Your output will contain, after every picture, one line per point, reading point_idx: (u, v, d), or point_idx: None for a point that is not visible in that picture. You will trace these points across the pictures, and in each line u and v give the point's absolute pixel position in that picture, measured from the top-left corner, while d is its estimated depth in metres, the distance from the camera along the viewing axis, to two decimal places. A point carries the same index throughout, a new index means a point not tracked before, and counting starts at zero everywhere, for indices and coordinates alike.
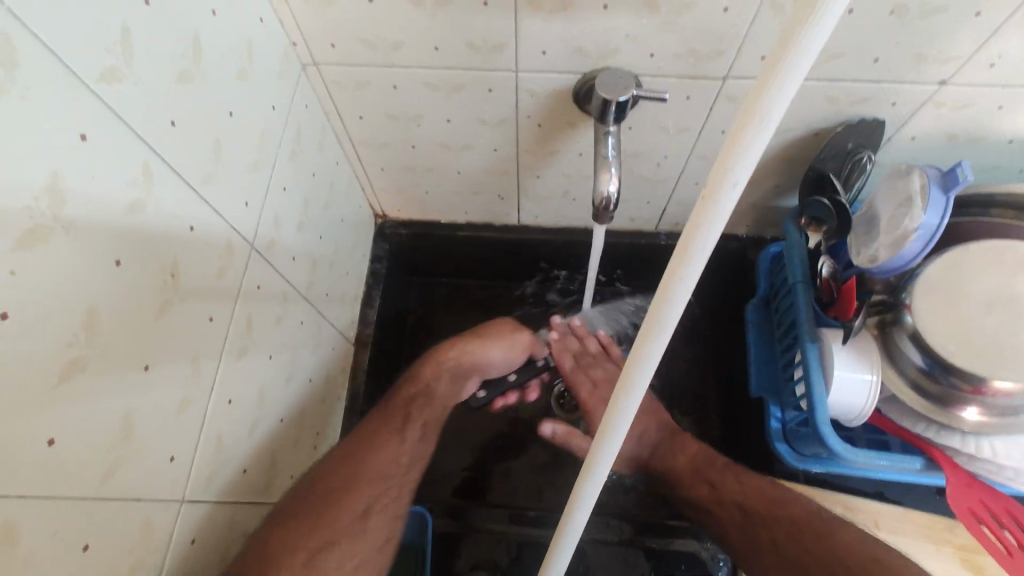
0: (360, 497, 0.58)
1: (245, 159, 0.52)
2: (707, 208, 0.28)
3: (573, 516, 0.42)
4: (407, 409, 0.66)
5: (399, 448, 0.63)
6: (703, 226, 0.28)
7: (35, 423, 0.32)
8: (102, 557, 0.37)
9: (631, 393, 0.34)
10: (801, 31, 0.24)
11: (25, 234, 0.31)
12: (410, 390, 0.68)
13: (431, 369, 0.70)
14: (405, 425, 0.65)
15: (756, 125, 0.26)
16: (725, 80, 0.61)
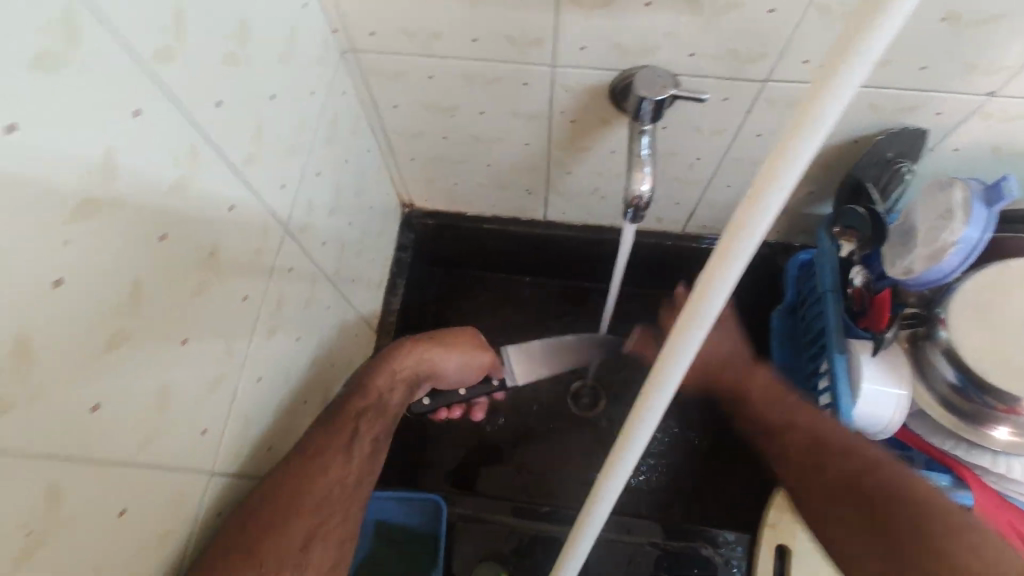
0: (298, 529, 0.52)
1: (283, 142, 0.53)
2: (752, 210, 0.27)
3: (591, 516, 0.42)
4: (355, 424, 0.60)
5: (343, 467, 0.57)
6: (746, 226, 0.28)
7: (83, 389, 0.33)
8: (134, 524, 0.38)
9: (659, 392, 0.33)
10: (861, 37, 0.24)
11: (81, 203, 0.31)
12: (359, 402, 0.62)
13: (383, 379, 0.65)
14: (352, 441, 0.59)
15: (808, 127, 0.26)
16: (766, 83, 0.60)
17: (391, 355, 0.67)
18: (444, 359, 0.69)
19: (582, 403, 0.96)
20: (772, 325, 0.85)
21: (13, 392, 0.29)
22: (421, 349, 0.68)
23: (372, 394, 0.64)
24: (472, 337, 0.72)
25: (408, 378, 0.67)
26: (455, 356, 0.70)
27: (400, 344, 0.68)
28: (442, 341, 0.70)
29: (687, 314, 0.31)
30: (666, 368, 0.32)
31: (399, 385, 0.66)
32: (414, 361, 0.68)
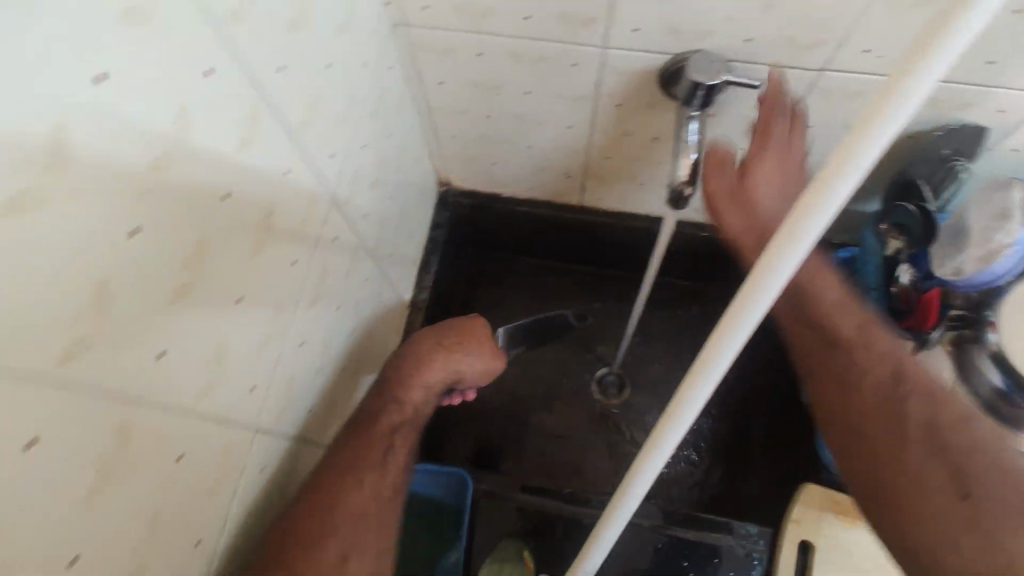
0: (334, 546, 0.54)
1: (335, 112, 0.54)
2: (820, 192, 0.26)
3: (622, 502, 0.41)
4: (389, 439, 0.62)
5: (380, 480, 0.59)
6: (812, 210, 0.26)
7: (151, 337, 0.34)
8: (192, 472, 0.39)
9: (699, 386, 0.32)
10: (945, 26, 0.23)
11: (158, 158, 0.32)
12: (393, 417, 0.63)
13: (417, 392, 0.65)
14: (388, 454, 0.61)
15: (895, 101, 0.24)
16: (821, 72, 0.59)
17: (416, 370, 0.65)
18: (468, 369, 0.67)
19: (608, 391, 0.98)
20: None
21: (94, 334, 0.29)
22: (444, 361, 0.66)
23: (408, 407, 0.64)
24: (489, 339, 0.69)
25: (435, 388, 0.66)
26: (479, 365, 0.68)
27: (424, 358, 0.65)
28: (462, 348, 0.67)
29: (739, 297, 0.29)
30: (711, 361, 0.31)
31: (430, 396, 0.66)
32: (439, 372, 0.66)
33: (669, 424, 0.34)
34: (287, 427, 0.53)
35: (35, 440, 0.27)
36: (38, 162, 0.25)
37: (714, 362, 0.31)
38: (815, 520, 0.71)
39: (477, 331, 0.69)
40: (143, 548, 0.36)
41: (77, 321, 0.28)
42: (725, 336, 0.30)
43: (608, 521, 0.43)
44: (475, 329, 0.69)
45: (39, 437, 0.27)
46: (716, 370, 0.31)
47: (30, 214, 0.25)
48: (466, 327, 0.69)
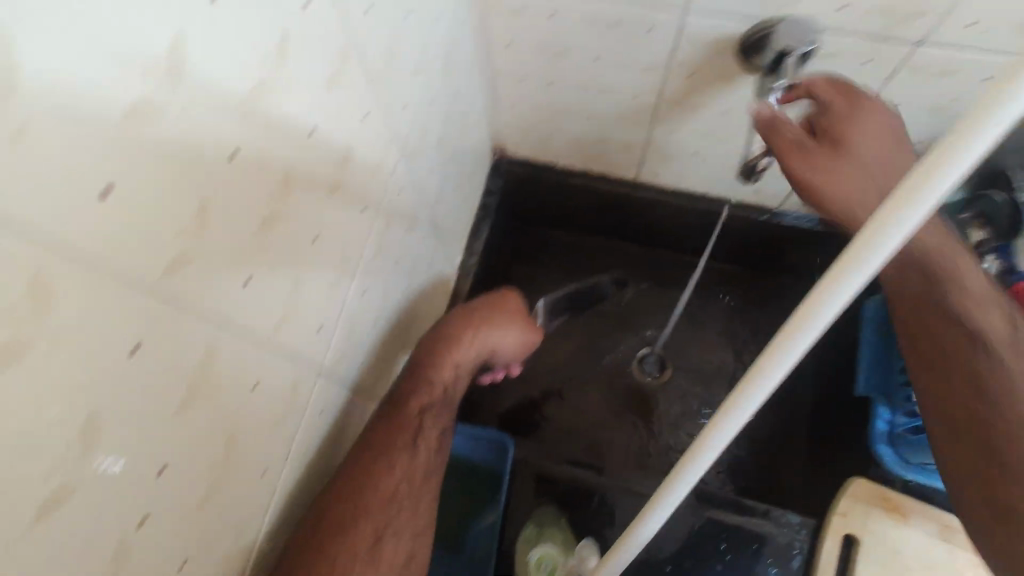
0: (367, 525, 0.52)
1: (412, 64, 0.53)
2: (919, 178, 0.23)
3: (672, 490, 0.37)
4: (419, 420, 0.59)
5: (410, 463, 0.57)
6: (910, 195, 0.23)
7: (240, 264, 0.34)
8: (265, 401, 0.40)
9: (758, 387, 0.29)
10: None
11: (257, 84, 0.32)
12: (422, 398, 0.60)
13: (448, 371, 0.63)
14: (418, 436, 0.58)
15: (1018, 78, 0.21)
16: (917, 46, 0.56)
17: (450, 344, 0.64)
18: (504, 342, 0.68)
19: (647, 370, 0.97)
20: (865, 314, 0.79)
21: (194, 249, 0.30)
22: (480, 334, 0.66)
23: (437, 388, 0.62)
24: (523, 312, 0.70)
25: (469, 363, 0.65)
26: (514, 338, 0.69)
27: (455, 331, 0.65)
28: (497, 321, 0.68)
29: (821, 282, 0.26)
30: (780, 348, 0.27)
31: (461, 371, 0.65)
32: (474, 346, 0.65)
33: (726, 416, 0.31)
34: (345, 374, 0.54)
35: (138, 345, 0.28)
36: (158, 72, 0.26)
37: (783, 349, 0.27)
38: (863, 512, 0.70)
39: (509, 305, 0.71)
40: (218, 472, 0.36)
41: (180, 235, 0.29)
42: (800, 325, 0.26)
43: (655, 505, 0.40)
44: (509, 303, 0.71)
45: (142, 342, 0.28)
46: (785, 361, 0.28)
47: (147, 121, 0.26)
48: (493, 303, 0.70)
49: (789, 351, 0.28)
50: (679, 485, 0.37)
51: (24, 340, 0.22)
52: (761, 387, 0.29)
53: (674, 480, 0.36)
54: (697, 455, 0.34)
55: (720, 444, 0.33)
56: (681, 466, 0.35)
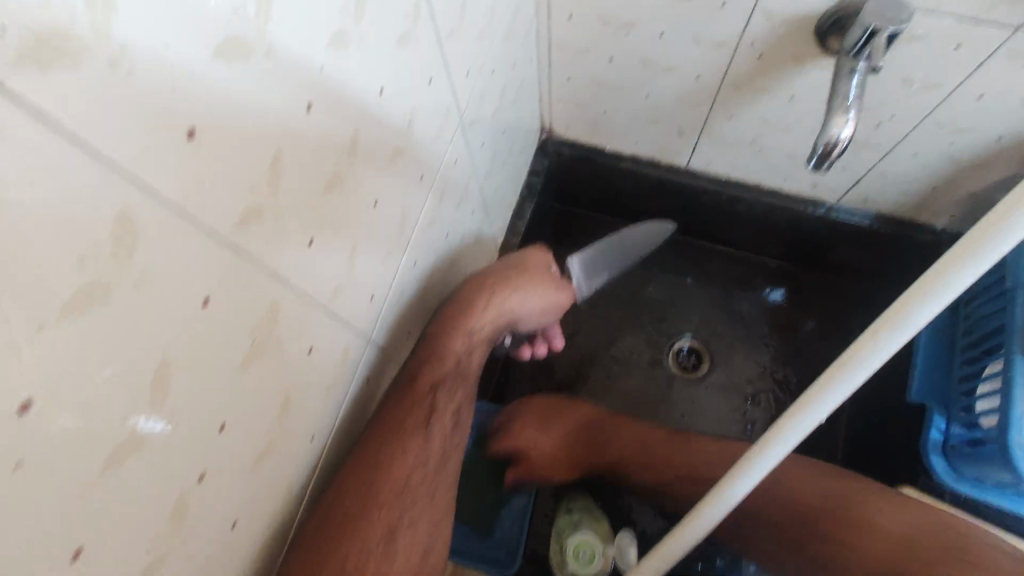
0: (381, 517, 0.47)
1: (477, 28, 0.51)
2: (951, 268, 0.27)
3: (762, 457, 0.36)
4: (431, 398, 0.54)
5: (424, 452, 0.52)
6: (944, 279, 0.27)
7: (305, 221, 0.33)
8: (318, 364, 0.39)
9: (774, 446, 0.35)
10: None
11: (336, 35, 0.31)
12: (437, 372, 0.55)
13: (461, 342, 0.58)
14: (433, 416, 0.53)
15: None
16: (1017, 30, 0.51)
17: (470, 310, 0.59)
18: (530, 305, 0.64)
19: (683, 364, 0.95)
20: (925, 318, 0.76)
21: (266, 204, 0.29)
22: (504, 299, 0.61)
23: (450, 361, 0.56)
24: (548, 274, 0.66)
25: (490, 329, 0.61)
26: (541, 301, 0.65)
27: (473, 299, 0.59)
28: (523, 283, 0.63)
29: (839, 361, 0.31)
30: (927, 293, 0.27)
31: (480, 338, 0.60)
32: (496, 311, 0.61)
33: (849, 366, 0.30)
34: (391, 346, 0.53)
35: (208, 301, 0.27)
36: (245, 11, 0.24)
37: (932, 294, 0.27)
38: None
39: (534, 265, 0.67)
40: (270, 434, 0.36)
41: (255, 187, 0.28)
42: (967, 261, 0.26)
43: (737, 477, 0.37)
44: (534, 264, 0.67)
45: (212, 297, 0.27)
46: (933, 307, 0.28)
47: (233, 61, 0.24)
48: (516, 267, 0.65)
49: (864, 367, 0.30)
50: (775, 450, 0.35)
51: (107, 283, 0.21)
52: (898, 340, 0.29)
53: (771, 443, 0.35)
54: (797, 416, 0.33)
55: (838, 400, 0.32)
56: (781, 427, 0.34)
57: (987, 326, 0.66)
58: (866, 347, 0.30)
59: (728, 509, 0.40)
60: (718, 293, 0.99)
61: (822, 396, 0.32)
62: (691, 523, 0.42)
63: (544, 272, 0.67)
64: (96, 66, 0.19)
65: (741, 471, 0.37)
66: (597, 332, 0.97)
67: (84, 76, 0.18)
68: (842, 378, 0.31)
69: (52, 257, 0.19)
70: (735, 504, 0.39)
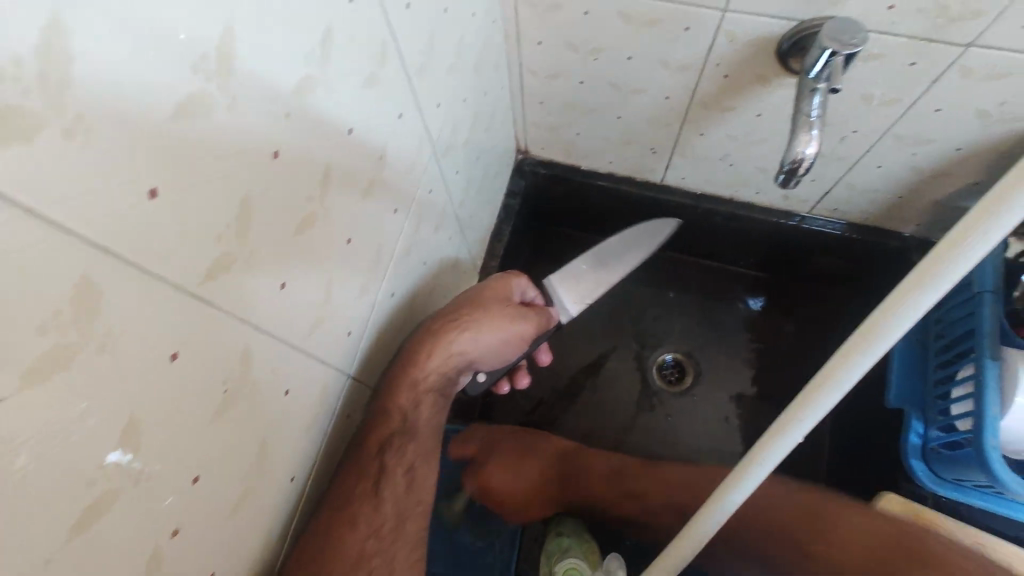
0: None
1: (446, 61, 0.51)
2: (918, 287, 0.26)
3: (744, 480, 0.36)
4: (381, 458, 0.52)
5: (374, 518, 0.51)
6: (913, 297, 0.26)
7: (277, 263, 0.33)
8: (293, 406, 0.39)
9: (764, 460, 0.34)
10: None
11: (302, 81, 0.31)
12: (384, 432, 0.52)
13: (406, 395, 0.54)
14: (381, 480, 0.52)
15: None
16: (969, 47, 0.53)
17: (416, 357, 0.55)
18: (482, 343, 0.60)
19: (667, 377, 0.96)
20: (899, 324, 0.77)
21: (236, 253, 0.29)
22: (453, 341, 0.57)
23: (395, 417, 0.53)
24: (501, 306, 0.62)
25: (441, 375, 0.57)
26: (497, 337, 0.61)
27: (417, 348, 0.55)
28: (477, 321, 0.60)
29: (814, 381, 0.31)
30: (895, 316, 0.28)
31: (427, 387, 0.56)
32: (446, 355, 0.57)
33: (818, 395, 0.30)
34: (369, 379, 0.52)
35: (176, 354, 0.27)
36: (207, 68, 0.24)
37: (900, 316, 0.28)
38: None
39: (491, 299, 0.63)
40: (244, 483, 0.35)
41: (224, 238, 0.28)
42: (924, 288, 0.26)
43: (721, 499, 0.37)
44: (492, 297, 0.63)
45: (181, 351, 0.27)
46: (902, 328, 0.27)
47: (196, 118, 0.24)
48: (466, 305, 0.61)
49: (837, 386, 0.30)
50: (760, 471, 0.35)
51: (70, 349, 0.21)
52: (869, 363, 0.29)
53: (752, 466, 0.35)
54: (777, 439, 0.33)
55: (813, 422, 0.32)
56: (764, 445, 0.34)
57: (958, 331, 0.67)
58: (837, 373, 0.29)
59: (719, 526, 0.39)
60: (698, 304, 1.00)
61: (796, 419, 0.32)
62: (681, 544, 0.42)
63: (499, 304, 0.63)
64: (51, 136, 0.19)
65: (726, 493, 0.37)
66: (580, 349, 0.97)
67: (39, 148, 0.18)
68: (816, 404, 0.31)
69: (14, 326, 0.19)
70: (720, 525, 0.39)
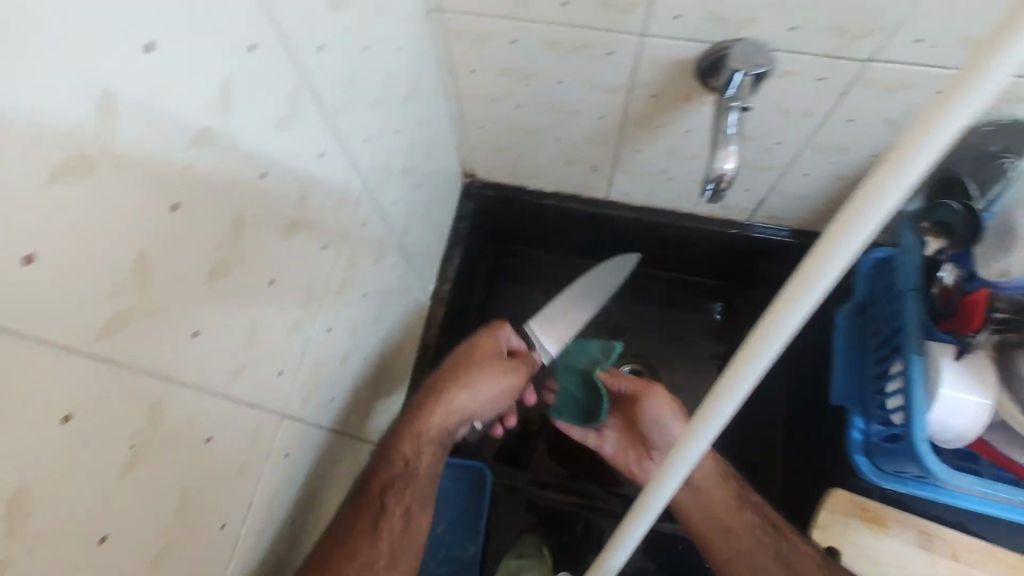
0: None
1: (370, 96, 0.52)
2: (821, 256, 0.27)
3: (682, 457, 0.40)
4: (383, 498, 0.59)
5: (368, 553, 0.55)
6: (817, 265, 0.28)
7: (185, 312, 0.32)
8: (221, 449, 0.38)
9: (704, 424, 0.38)
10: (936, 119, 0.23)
11: (199, 133, 0.31)
12: (387, 474, 0.60)
13: (409, 443, 0.62)
14: (380, 520, 0.57)
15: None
16: (869, 63, 0.56)
17: (418, 413, 0.63)
18: (479, 398, 0.64)
19: None
20: (836, 322, 0.80)
21: (134, 309, 0.29)
22: (452, 398, 0.63)
23: (398, 463, 0.61)
24: (496, 357, 0.65)
25: (444, 429, 0.63)
26: (490, 389, 0.64)
27: (418, 405, 0.64)
28: (468, 375, 0.64)
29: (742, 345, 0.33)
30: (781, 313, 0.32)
31: (431, 439, 0.63)
32: (446, 410, 0.63)
33: (740, 370, 0.34)
34: (315, 416, 0.52)
35: (68, 416, 0.27)
36: (85, 132, 0.25)
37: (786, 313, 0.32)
38: (843, 524, 0.71)
39: (485, 351, 0.66)
40: (163, 536, 0.34)
41: (118, 295, 0.28)
42: (823, 257, 0.27)
43: (666, 471, 0.42)
44: (485, 350, 0.67)
45: (75, 412, 0.27)
46: (809, 298, 0.29)
47: (72, 181, 0.24)
48: (463, 358, 0.66)
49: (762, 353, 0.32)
50: (700, 437, 0.38)
51: None
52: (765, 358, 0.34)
53: (698, 427, 0.38)
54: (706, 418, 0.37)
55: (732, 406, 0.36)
56: (707, 410, 0.37)
57: (889, 327, 0.70)
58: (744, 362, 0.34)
59: (672, 492, 0.43)
60: (655, 314, 1.02)
61: (718, 405, 0.37)
62: (639, 510, 0.46)
63: (496, 355, 0.66)
64: None
65: (670, 465, 0.41)
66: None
67: None
68: (751, 363, 0.33)
69: None
70: (668, 496, 0.43)
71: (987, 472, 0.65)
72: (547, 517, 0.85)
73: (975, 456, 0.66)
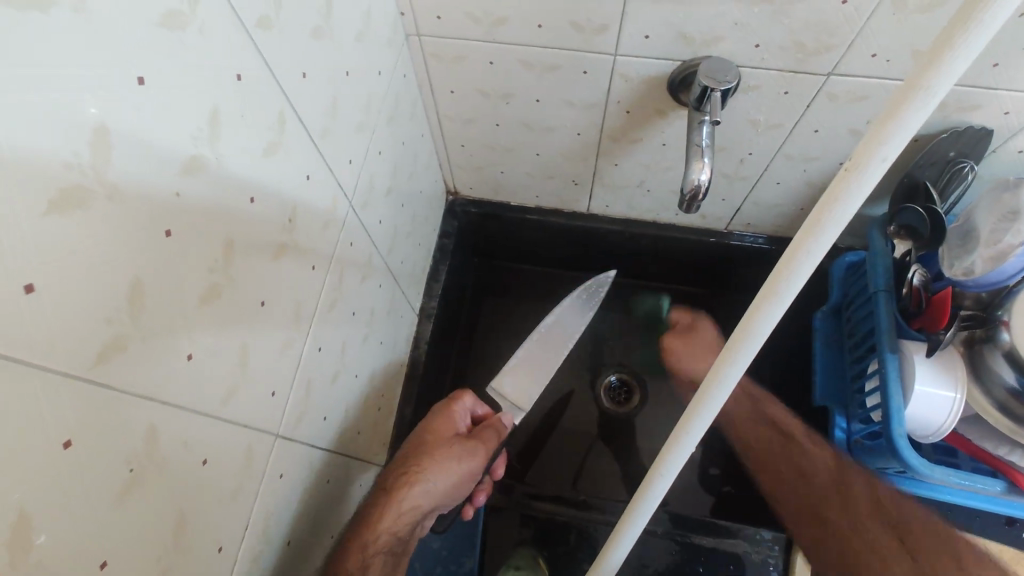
0: None
1: (354, 120, 0.54)
2: (806, 241, 0.31)
3: (678, 448, 0.41)
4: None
5: None
6: (807, 247, 0.31)
7: (180, 337, 0.33)
8: (212, 474, 0.38)
9: (708, 404, 0.38)
10: (902, 108, 0.27)
11: (189, 161, 0.32)
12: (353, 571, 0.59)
13: (355, 558, 0.57)
14: None
15: (922, 92, 0.26)
16: (829, 76, 0.59)
17: (368, 519, 0.60)
18: (436, 491, 0.65)
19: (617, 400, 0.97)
20: (814, 327, 0.82)
21: (129, 334, 0.30)
22: (404, 497, 0.63)
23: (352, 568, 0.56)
24: (450, 445, 0.68)
25: (394, 535, 0.61)
26: (448, 481, 0.66)
27: (370, 512, 0.61)
28: (425, 470, 0.65)
29: (747, 327, 0.34)
30: (763, 312, 0.33)
31: (379, 547, 0.60)
32: (397, 513, 0.62)
33: (741, 350, 0.35)
34: (309, 437, 0.52)
35: (69, 443, 0.27)
36: (81, 164, 0.26)
37: (765, 312, 0.33)
38: None
39: (442, 436, 0.70)
40: (155, 562, 0.34)
41: (112, 323, 0.28)
42: (809, 237, 0.31)
43: (656, 473, 0.43)
44: (440, 437, 0.70)
45: (73, 439, 0.27)
46: (799, 280, 0.32)
47: (72, 212, 0.25)
48: (418, 452, 0.68)
49: (755, 340, 0.35)
50: (700, 424, 0.39)
51: None
52: (749, 349, 0.35)
53: (694, 418, 0.39)
54: (695, 414, 0.39)
55: (730, 385, 0.37)
56: (700, 402, 0.38)
57: (864, 328, 0.73)
58: (734, 354, 0.35)
59: (674, 479, 0.43)
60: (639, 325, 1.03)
61: (713, 385, 0.37)
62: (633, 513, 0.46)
63: (450, 442, 0.69)
64: None
65: (662, 465, 0.42)
66: (552, 405, 0.98)
67: None
68: (735, 357, 0.36)
69: None
70: (659, 499, 0.45)
71: (965, 464, 0.67)
72: (544, 533, 0.84)
73: (952, 450, 0.69)
